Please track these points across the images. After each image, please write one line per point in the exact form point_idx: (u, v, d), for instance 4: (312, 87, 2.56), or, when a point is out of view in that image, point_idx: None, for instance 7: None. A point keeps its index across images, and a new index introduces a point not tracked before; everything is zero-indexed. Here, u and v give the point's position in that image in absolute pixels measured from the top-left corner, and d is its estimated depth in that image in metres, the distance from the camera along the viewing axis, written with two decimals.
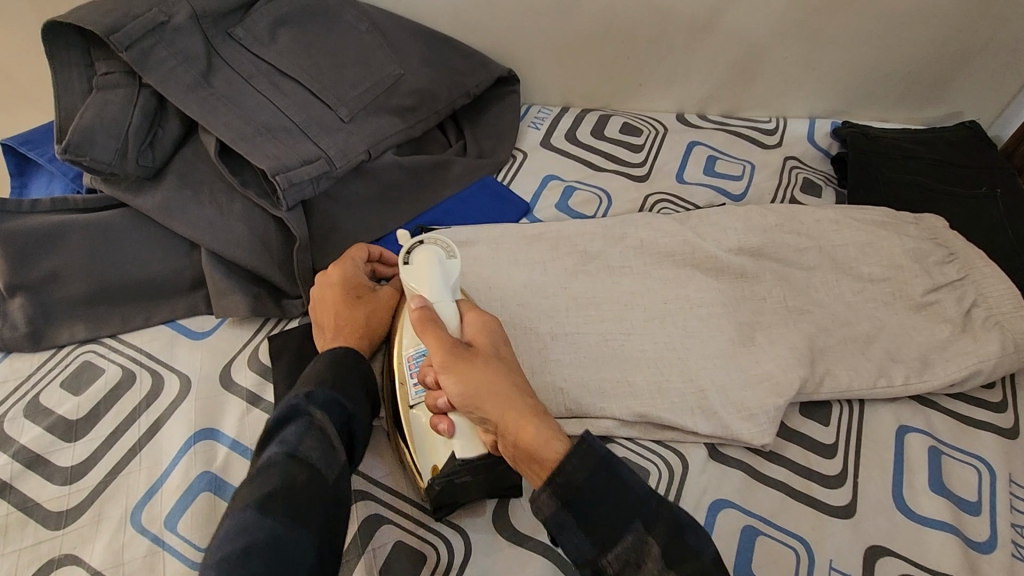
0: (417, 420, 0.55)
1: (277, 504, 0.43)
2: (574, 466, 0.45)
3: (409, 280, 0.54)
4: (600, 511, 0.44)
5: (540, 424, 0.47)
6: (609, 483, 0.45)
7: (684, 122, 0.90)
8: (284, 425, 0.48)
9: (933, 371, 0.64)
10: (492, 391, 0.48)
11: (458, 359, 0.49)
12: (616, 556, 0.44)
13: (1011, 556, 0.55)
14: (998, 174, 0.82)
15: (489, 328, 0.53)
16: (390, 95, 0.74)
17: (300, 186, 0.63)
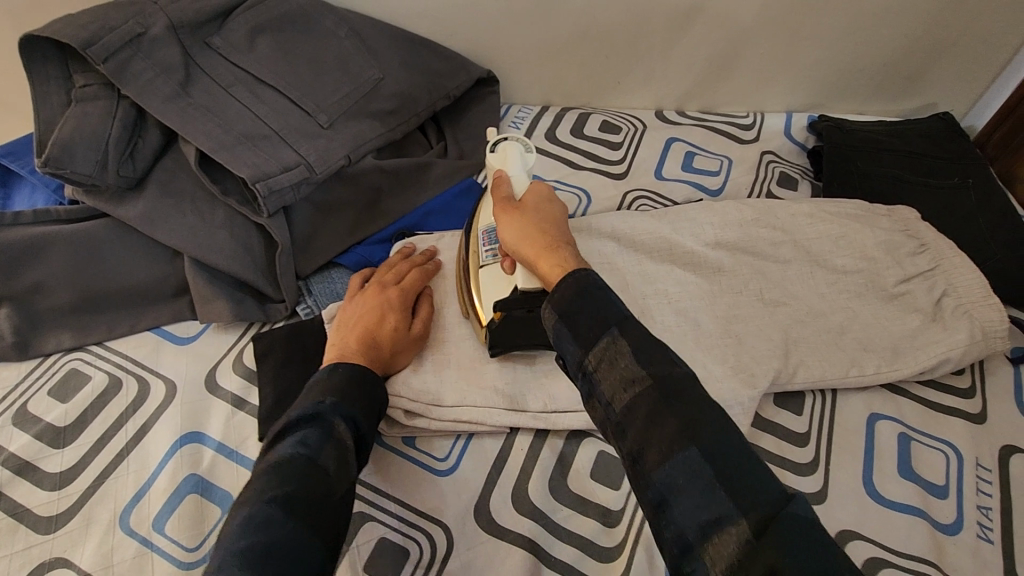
0: (489, 274, 0.62)
1: (295, 508, 0.44)
2: (570, 286, 0.46)
3: (492, 161, 0.65)
4: (586, 309, 0.44)
5: (562, 251, 0.51)
6: (623, 339, 0.43)
7: (662, 119, 0.91)
8: (307, 427, 0.50)
9: (904, 360, 0.66)
10: (529, 228, 0.54)
11: (514, 208, 0.57)
12: (597, 354, 0.42)
13: (977, 538, 0.57)
14: (971, 165, 0.83)
15: (547, 194, 0.59)
16: (369, 100, 0.75)
17: (280, 192, 0.64)
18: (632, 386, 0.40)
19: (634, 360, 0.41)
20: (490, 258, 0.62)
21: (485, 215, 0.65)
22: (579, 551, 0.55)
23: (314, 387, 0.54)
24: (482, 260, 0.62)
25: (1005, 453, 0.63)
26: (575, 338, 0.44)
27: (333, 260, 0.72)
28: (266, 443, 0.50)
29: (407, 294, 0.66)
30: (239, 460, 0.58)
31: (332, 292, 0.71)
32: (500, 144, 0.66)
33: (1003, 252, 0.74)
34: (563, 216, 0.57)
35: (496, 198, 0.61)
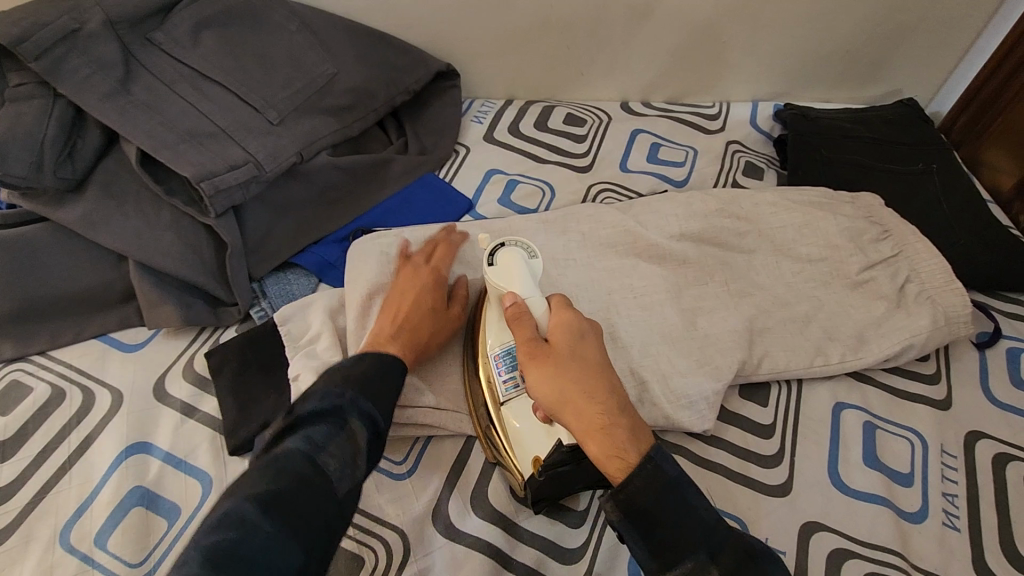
0: (518, 411, 0.53)
1: (281, 508, 0.39)
2: (638, 478, 0.42)
3: (496, 280, 0.54)
4: (661, 515, 0.41)
5: (619, 431, 0.44)
6: (679, 508, 0.42)
7: (627, 110, 0.90)
8: (319, 419, 0.45)
9: (868, 347, 0.65)
10: (569, 392, 0.46)
11: (547, 356, 0.48)
12: (678, 574, 0.41)
13: (943, 526, 0.56)
14: (935, 150, 0.83)
15: (578, 325, 0.50)
16: (323, 95, 0.73)
17: (228, 191, 0.62)
18: None
19: (716, 565, 0.40)
20: (511, 391, 0.53)
21: (495, 335, 0.55)
22: (542, 553, 0.54)
23: (337, 376, 0.50)
24: (501, 395, 0.54)
25: (971, 439, 0.62)
26: (633, 525, 0.42)
27: (288, 261, 0.70)
28: (273, 431, 0.46)
29: (443, 273, 0.62)
30: (187, 471, 0.56)
31: (288, 293, 0.68)
32: (499, 253, 0.55)
33: (966, 237, 0.74)
34: (604, 357, 0.49)
35: (518, 342, 0.50)
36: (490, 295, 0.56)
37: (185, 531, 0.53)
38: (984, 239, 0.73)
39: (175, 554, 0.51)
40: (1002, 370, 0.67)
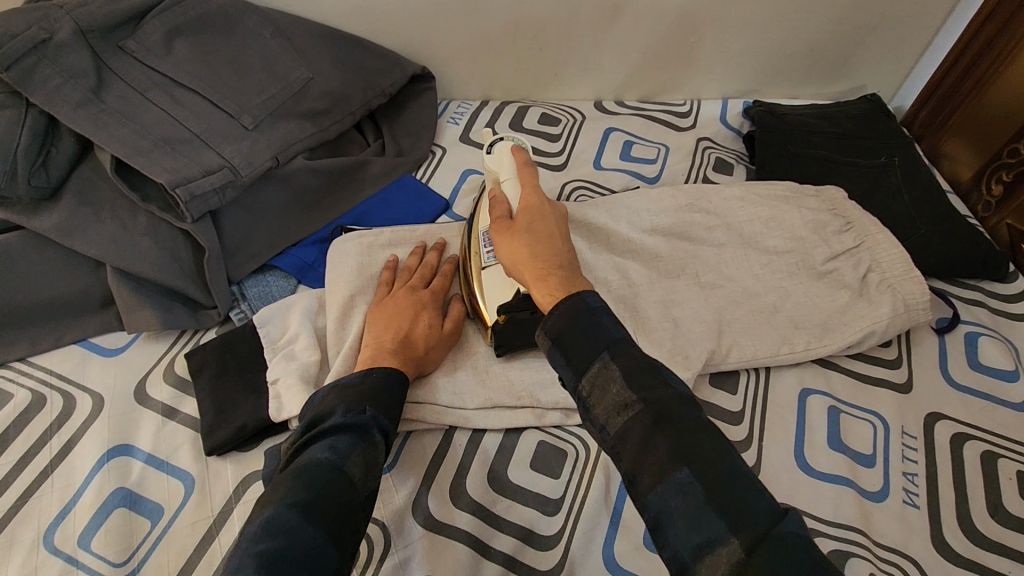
0: (490, 275, 0.64)
1: (319, 514, 0.43)
2: (563, 312, 0.46)
3: (492, 163, 0.68)
4: (576, 333, 0.45)
5: (554, 278, 0.50)
6: (592, 329, 0.45)
7: (601, 109, 0.92)
8: (342, 433, 0.49)
9: (832, 335, 0.68)
10: (520, 248, 0.54)
11: (507, 227, 0.57)
12: (589, 379, 0.43)
13: (904, 504, 0.59)
14: (897, 144, 0.86)
15: (541, 208, 0.58)
16: (298, 100, 0.74)
17: (204, 197, 0.63)
18: (624, 412, 0.41)
19: (628, 383, 0.42)
20: (490, 260, 0.64)
21: (486, 218, 0.68)
22: (520, 541, 0.56)
23: (350, 392, 0.53)
24: (483, 261, 0.65)
25: (930, 420, 0.65)
26: (566, 358, 0.45)
27: (267, 263, 0.71)
28: (296, 442, 0.50)
29: (439, 294, 0.66)
30: (169, 472, 0.57)
31: (267, 295, 0.69)
32: (498, 145, 0.69)
33: (926, 226, 0.77)
34: (562, 233, 0.56)
35: (492, 216, 0.61)
36: (488, 177, 0.69)
37: (168, 530, 0.54)
38: (942, 228, 0.76)
39: (159, 552, 0.52)
40: (960, 354, 0.69)
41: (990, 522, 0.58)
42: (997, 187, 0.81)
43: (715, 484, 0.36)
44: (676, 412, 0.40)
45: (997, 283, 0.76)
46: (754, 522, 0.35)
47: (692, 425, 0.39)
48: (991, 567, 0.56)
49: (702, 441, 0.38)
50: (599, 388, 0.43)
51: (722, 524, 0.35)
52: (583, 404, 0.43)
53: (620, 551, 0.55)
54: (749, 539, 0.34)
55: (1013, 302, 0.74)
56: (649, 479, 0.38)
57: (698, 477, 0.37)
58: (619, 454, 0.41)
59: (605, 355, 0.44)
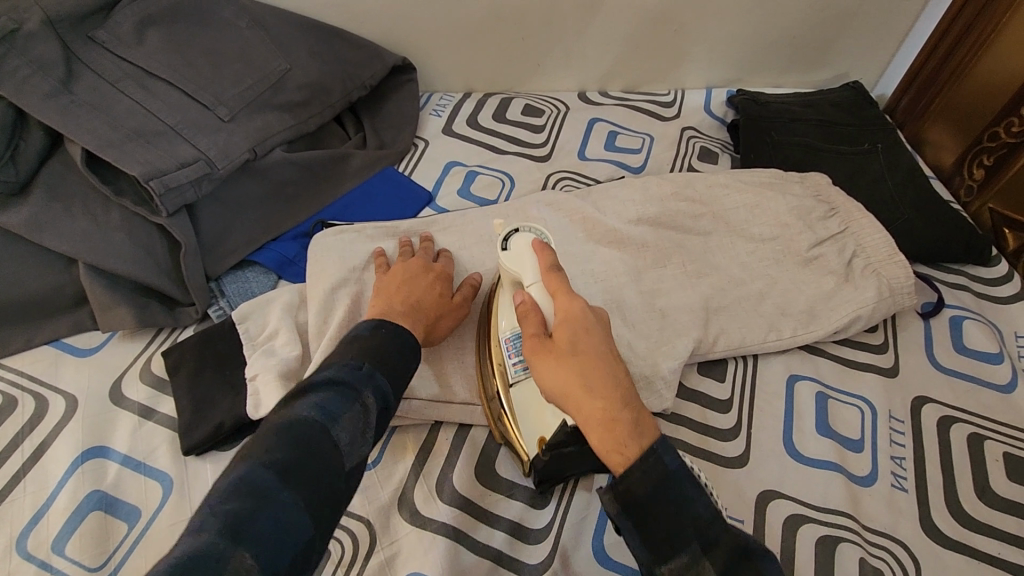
0: (522, 392, 0.55)
1: (293, 485, 0.36)
2: (639, 469, 0.40)
3: (509, 264, 0.55)
4: (658, 509, 0.40)
5: (621, 425, 0.42)
6: (674, 503, 0.40)
7: (585, 100, 0.92)
8: (332, 389, 0.43)
9: (819, 321, 0.68)
10: (573, 385, 0.44)
11: (549, 348, 0.47)
12: (670, 563, 0.40)
13: (892, 488, 0.59)
14: (880, 131, 0.86)
15: (582, 317, 0.48)
16: (276, 91, 0.73)
17: (179, 189, 0.62)
18: None
19: (709, 558, 0.39)
20: (519, 374, 0.55)
21: (505, 318, 0.58)
22: (508, 535, 0.55)
23: (351, 347, 0.48)
24: (511, 376, 0.55)
25: (917, 404, 0.65)
26: (644, 534, 0.41)
27: (246, 259, 0.69)
28: (284, 394, 0.43)
29: (448, 273, 0.64)
30: (147, 473, 0.55)
31: (246, 291, 0.68)
32: (515, 238, 0.56)
33: (910, 212, 0.77)
34: (613, 351, 0.47)
35: (524, 333, 0.50)
36: (505, 279, 0.57)
37: (146, 532, 0.52)
38: (926, 213, 0.76)
39: (136, 555, 0.51)
40: (945, 337, 0.70)
41: (978, 504, 0.58)
42: (978, 171, 0.81)
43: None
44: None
45: (980, 267, 0.76)
46: None
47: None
48: (979, 548, 0.56)
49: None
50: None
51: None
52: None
53: (609, 542, 0.54)
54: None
55: (996, 285, 0.74)
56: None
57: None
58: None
59: (696, 548, 0.39)
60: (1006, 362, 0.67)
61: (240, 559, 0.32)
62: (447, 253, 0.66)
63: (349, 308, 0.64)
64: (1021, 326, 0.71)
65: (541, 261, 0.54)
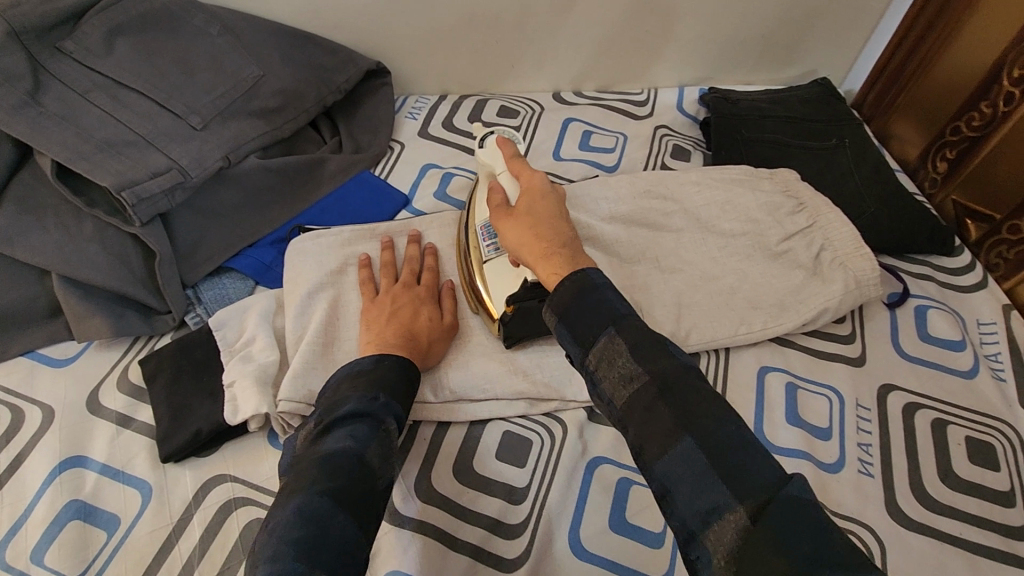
0: (494, 267, 0.64)
1: (346, 498, 0.44)
2: (569, 286, 0.49)
3: (485, 158, 0.67)
4: (585, 313, 0.47)
5: (559, 256, 0.53)
6: (597, 306, 0.47)
7: (559, 100, 0.93)
8: (357, 421, 0.49)
9: (788, 313, 0.69)
10: (527, 232, 0.56)
11: (508, 213, 0.60)
12: (596, 355, 0.45)
13: (859, 474, 0.61)
14: (847, 126, 0.88)
15: (540, 191, 0.60)
16: (248, 98, 0.73)
17: (152, 199, 0.62)
18: (630, 384, 0.42)
19: (619, 336, 0.44)
20: (493, 252, 0.64)
21: (482, 211, 0.68)
22: (487, 531, 0.56)
23: (362, 379, 0.53)
24: (484, 254, 0.65)
25: (883, 392, 0.67)
26: (575, 334, 0.47)
27: (223, 265, 0.70)
28: (313, 430, 0.50)
29: (432, 291, 0.67)
30: (125, 482, 0.56)
31: (223, 298, 0.68)
32: (488, 141, 0.69)
33: (875, 204, 0.79)
34: (562, 214, 0.59)
35: (491, 206, 0.62)
36: (482, 173, 0.69)
37: (126, 540, 0.53)
38: (891, 206, 0.78)
39: (116, 563, 0.51)
40: (910, 326, 0.72)
41: (940, 486, 0.60)
42: (942, 164, 0.83)
43: (716, 445, 0.38)
44: (680, 382, 0.41)
45: (944, 257, 0.78)
46: (756, 487, 0.36)
47: (693, 395, 0.40)
48: (942, 529, 0.58)
49: (698, 402, 0.40)
50: (607, 361, 0.44)
51: (727, 490, 0.36)
52: (593, 380, 0.45)
53: (585, 535, 0.56)
54: (754, 502, 0.35)
55: (960, 274, 0.76)
56: (652, 449, 0.39)
57: (696, 437, 0.38)
58: (626, 423, 0.42)
59: (609, 329, 0.45)
60: (968, 349, 0.69)
61: None
62: (428, 264, 0.69)
63: (326, 312, 0.64)
64: (983, 314, 0.73)
65: (504, 152, 0.66)
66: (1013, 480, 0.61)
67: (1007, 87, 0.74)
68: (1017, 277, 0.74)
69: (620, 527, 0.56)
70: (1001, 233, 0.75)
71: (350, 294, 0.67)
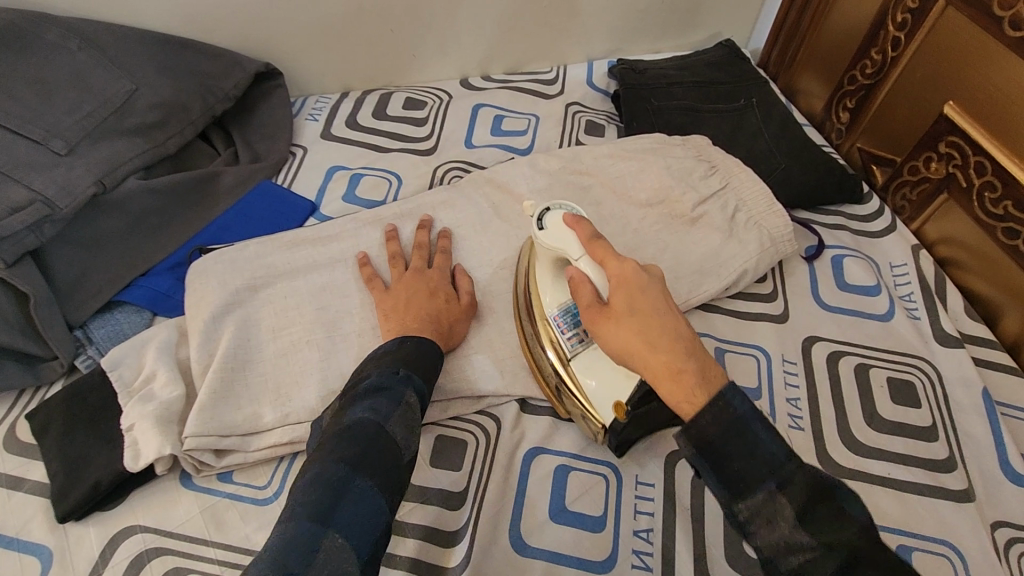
0: (581, 363, 0.55)
1: (366, 462, 0.41)
2: (709, 422, 0.38)
3: (551, 241, 0.53)
4: (738, 446, 0.38)
5: (688, 381, 0.39)
6: (746, 450, 0.38)
7: (467, 86, 0.90)
8: (378, 394, 0.47)
9: (710, 278, 0.69)
10: (640, 343, 0.41)
11: (603, 316, 0.45)
12: (750, 507, 0.38)
13: (789, 429, 0.61)
14: (752, 86, 0.88)
15: (636, 279, 0.45)
16: (123, 115, 0.68)
17: (16, 236, 0.57)
18: (799, 552, 0.36)
19: (784, 494, 0.37)
20: (576, 347, 0.56)
21: (548, 296, 0.58)
22: (423, 541, 0.53)
23: (387, 356, 0.51)
24: (567, 351, 0.56)
25: (807, 344, 0.68)
26: (719, 476, 0.39)
27: (113, 299, 0.64)
28: (337, 405, 0.47)
29: (446, 275, 0.64)
30: (21, 548, 0.51)
31: (117, 334, 0.63)
32: (548, 217, 0.55)
33: (786, 161, 0.79)
34: (673, 302, 0.44)
35: (579, 306, 0.48)
36: (543, 254, 0.56)
37: None
38: (803, 159, 0.79)
39: None
40: (829, 277, 0.73)
41: (867, 430, 0.62)
42: (844, 114, 0.85)
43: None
44: (866, 548, 0.35)
45: (855, 206, 0.80)
46: None
47: (882, 560, 0.34)
48: (871, 471, 0.59)
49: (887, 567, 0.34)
50: (764, 518, 0.38)
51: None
52: (744, 530, 0.38)
53: (526, 530, 0.54)
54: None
55: (870, 221, 0.78)
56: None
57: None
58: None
59: (772, 486, 0.37)
60: (883, 292, 0.71)
61: (331, 540, 0.36)
62: (443, 246, 0.67)
63: (234, 335, 0.60)
64: (895, 257, 0.75)
65: (579, 232, 0.52)
66: (933, 414, 0.62)
67: (893, 31, 0.75)
68: (922, 217, 0.76)
69: (561, 515, 0.55)
70: (903, 175, 0.77)
71: (262, 313, 0.63)
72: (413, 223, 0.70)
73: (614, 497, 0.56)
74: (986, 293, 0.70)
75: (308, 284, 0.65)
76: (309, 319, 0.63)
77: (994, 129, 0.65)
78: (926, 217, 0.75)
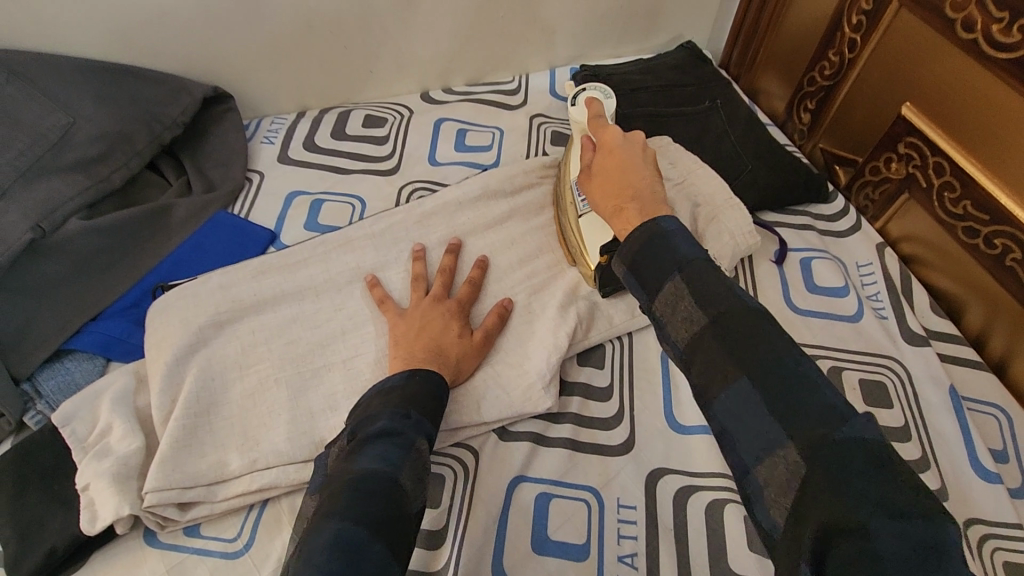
0: (588, 222, 0.66)
1: (380, 520, 0.39)
2: (640, 235, 0.48)
3: (578, 117, 0.70)
4: (652, 258, 0.46)
5: (630, 210, 0.53)
6: (652, 254, 0.46)
7: (429, 100, 0.88)
8: (388, 440, 0.45)
9: None
10: (610, 184, 0.57)
11: (589, 172, 0.62)
12: (663, 298, 0.45)
13: None
14: (715, 88, 0.88)
15: (615, 140, 0.61)
16: (61, 151, 0.65)
17: None
18: (692, 324, 0.43)
19: (683, 277, 0.44)
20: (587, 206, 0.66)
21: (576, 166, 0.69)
22: None
23: (396, 395, 0.50)
24: (579, 209, 0.66)
25: None
26: (642, 286, 0.47)
27: (61, 348, 0.61)
28: (346, 447, 0.46)
29: (467, 306, 0.63)
30: None
31: (68, 385, 0.60)
32: (581, 98, 0.70)
33: (751, 163, 0.79)
34: (643, 160, 0.59)
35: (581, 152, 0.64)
36: (574, 132, 0.71)
37: None
38: (767, 160, 0.79)
39: None
40: (798, 280, 0.73)
41: None
42: (805, 115, 0.86)
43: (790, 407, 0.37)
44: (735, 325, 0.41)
45: (821, 205, 0.80)
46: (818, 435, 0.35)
47: (763, 349, 0.39)
48: None
49: (757, 336, 0.40)
50: (670, 305, 0.44)
51: (780, 427, 0.37)
52: (659, 327, 0.45)
53: (509, 565, 0.53)
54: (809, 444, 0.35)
55: (836, 221, 0.79)
56: (713, 386, 0.40)
57: (753, 379, 0.39)
58: (688, 364, 0.43)
59: (675, 276, 0.45)
60: (852, 294, 0.72)
61: None
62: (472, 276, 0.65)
63: (196, 380, 0.58)
64: (861, 256, 0.76)
65: (590, 111, 0.68)
66: (906, 415, 0.63)
67: (848, 33, 0.76)
68: (885, 216, 0.77)
69: (543, 547, 0.54)
70: (865, 175, 0.78)
71: (223, 354, 0.60)
72: (440, 245, 0.68)
73: (597, 523, 0.55)
74: (952, 290, 0.71)
75: (275, 319, 0.62)
76: (276, 355, 0.60)
77: (948, 129, 0.65)
78: (889, 217, 0.76)
